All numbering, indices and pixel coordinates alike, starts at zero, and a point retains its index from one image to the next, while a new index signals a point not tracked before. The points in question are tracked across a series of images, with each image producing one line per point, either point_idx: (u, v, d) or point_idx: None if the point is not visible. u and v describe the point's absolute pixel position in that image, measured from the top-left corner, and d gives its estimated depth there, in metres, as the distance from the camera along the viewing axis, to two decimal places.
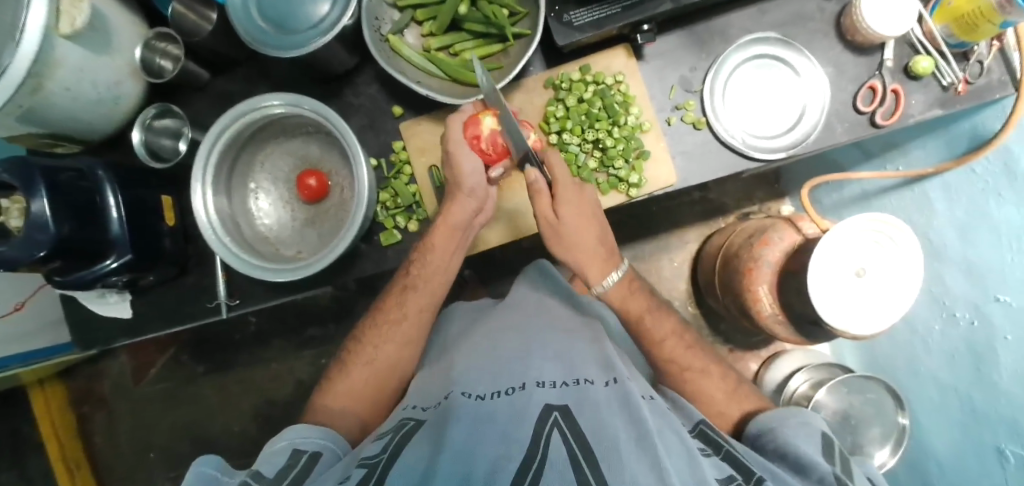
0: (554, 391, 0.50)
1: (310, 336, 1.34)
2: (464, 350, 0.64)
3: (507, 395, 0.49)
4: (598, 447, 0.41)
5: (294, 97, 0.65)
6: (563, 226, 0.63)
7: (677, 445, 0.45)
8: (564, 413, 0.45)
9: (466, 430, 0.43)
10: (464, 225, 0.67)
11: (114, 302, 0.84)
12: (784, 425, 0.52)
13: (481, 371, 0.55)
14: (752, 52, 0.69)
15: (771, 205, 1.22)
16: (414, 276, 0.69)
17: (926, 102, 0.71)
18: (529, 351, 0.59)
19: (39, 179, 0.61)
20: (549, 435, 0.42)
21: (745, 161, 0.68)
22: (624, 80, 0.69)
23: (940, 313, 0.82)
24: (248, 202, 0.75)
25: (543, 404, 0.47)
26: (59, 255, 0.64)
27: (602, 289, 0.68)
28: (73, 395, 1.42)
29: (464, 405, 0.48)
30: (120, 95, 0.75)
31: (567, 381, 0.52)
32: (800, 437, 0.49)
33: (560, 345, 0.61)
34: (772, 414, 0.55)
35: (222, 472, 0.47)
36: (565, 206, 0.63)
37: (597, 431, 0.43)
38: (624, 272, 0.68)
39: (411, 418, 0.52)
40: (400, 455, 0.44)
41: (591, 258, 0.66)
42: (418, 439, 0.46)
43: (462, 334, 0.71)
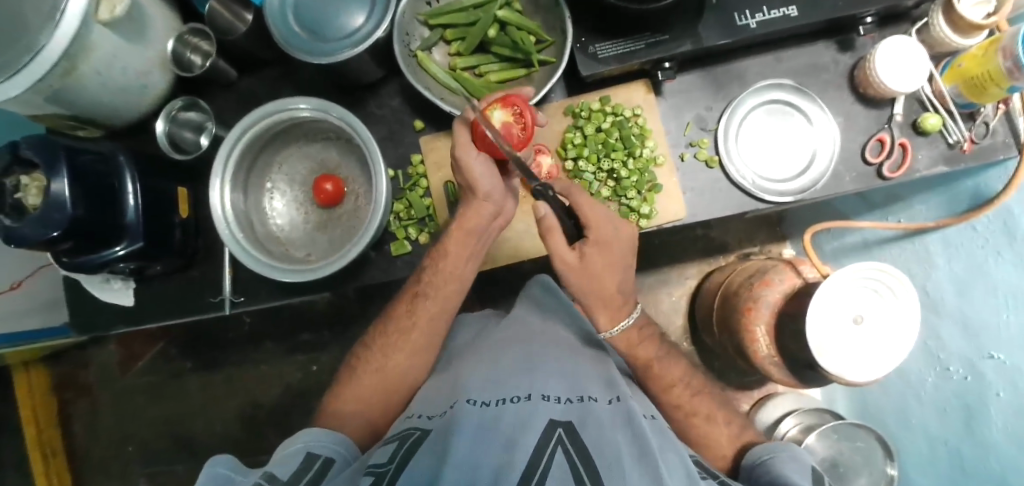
0: (558, 407, 0.50)
1: (304, 340, 1.33)
2: (470, 361, 0.64)
3: (512, 405, 0.50)
4: (601, 467, 0.41)
5: (321, 103, 0.66)
6: (587, 268, 0.60)
7: (679, 466, 0.45)
8: (568, 430, 0.46)
9: (471, 437, 0.44)
10: (480, 231, 0.66)
11: (117, 289, 0.84)
12: (778, 458, 0.53)
13: (486, 381, 0.56)
14: (766, 97, 0.71)
15: (772, 247, 1.23)
16: (425, 283, 0.69)
17: (932, 157, 0.73)
18: (535, 366, 0.59)
19: (62, 162, 0.62)
20: (553, 451, 0.42)
21: (754, 202, 0.69)
22: (642, 114, 0.70)
23: (934, 366, 0.82)
24: (263, 201, 0.75)
25: (547, 419, 0.47)
26: (72, 236, 0.64)
27: (609, 335, 0.66)
28: (58, 380, 1.41)
29: (470, 413, 0.48)
30: (146, 85, 0.77)
31: (571, 398, 0.53)
32: (792, 469, 0.50)
33: (565, 363, 0.61)
34: (767, 447, 0.56)
35: (234, 472, 0.49)
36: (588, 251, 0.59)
37: (600, 450, 0.43)
38: (634, 320, 0.66)
39: (416, 426, 0.52)
40: (405, 464, 0.44)
41: (605, 305, 0.63)
42: (422, 448, 0.46)
43: (468, 348, 0.72)
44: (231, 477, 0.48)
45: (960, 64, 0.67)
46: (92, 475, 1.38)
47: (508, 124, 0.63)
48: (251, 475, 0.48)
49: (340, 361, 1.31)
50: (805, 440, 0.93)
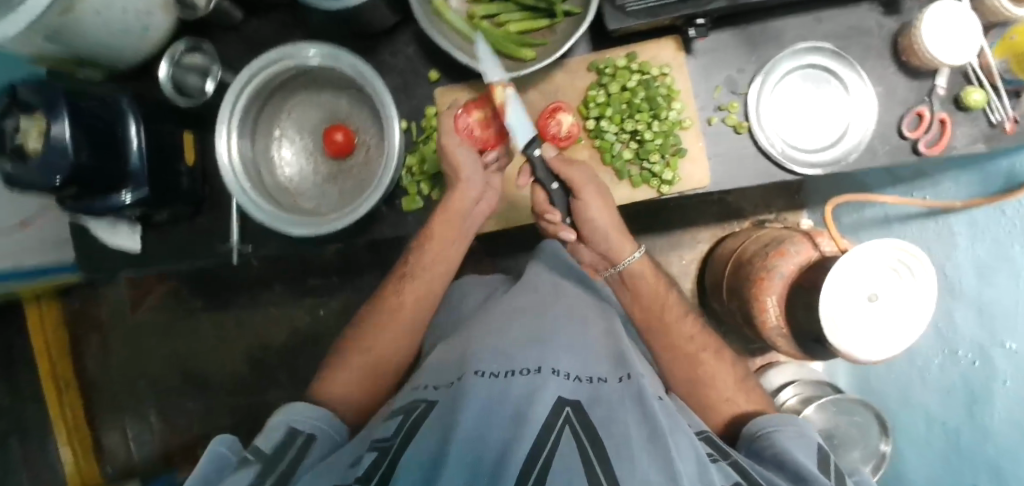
0: (568, 384, 0.49)
1: (312, 286, 1.34)
2: (479, 326, 0.64)
3: (521, 377, 0.49)
4: (610, 449, 0.40)
5: (332, 50, 0.63)
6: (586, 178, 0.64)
7: (689, 447, 0.44)
8: (576, 409, 0.45)
9: (477, 416, 0.43)
10: (468, 211, 0.66)
11: (124, 235, 0.82)
12: (783, 432, 0.53)
13: (494, 352, 0.55)
14: (804, 61, 0.67)
15: (788, 215, 1.21)
16: (413, 265, 0.69)
17: (970, 135, 0.69)
18: (544, 337, 0.58)
19: (61, 104, 0.60)
20: (561, 432, 0.42)
21: (781, 173, 0.66)
22: (670, 73, 0.67)
23: (943, 349, 0.82)
24: (271, 150, 0.73)
25: (555, 395, 0.46)
26: (75, 182, 0.63)
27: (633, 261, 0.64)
28: (71, 316, 1.43)
29: (476, 386, 0.48)
30: (148, 26, 0.73)
31: (582, 376, 0.52)
32: (799, 448, 0.50)
33: (575, 334, 0.60)
34: (770, 419, 0.56)
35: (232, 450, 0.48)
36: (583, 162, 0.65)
37: (608, 429, 0.43)
38: (642, 254, 0.65)
39: (423, 398, 0.52)
40: (411, 440, 0.44)
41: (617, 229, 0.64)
42: (430, 421, 0.46)
43: (474, 314, 0.71)
44: (220, 452, 0.48)
45: (1013, 36, 0.63)
46: (105, 409, 1.42)
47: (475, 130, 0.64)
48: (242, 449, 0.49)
49: (347, 309, 1.33)
50: (806, 412, 0.93)
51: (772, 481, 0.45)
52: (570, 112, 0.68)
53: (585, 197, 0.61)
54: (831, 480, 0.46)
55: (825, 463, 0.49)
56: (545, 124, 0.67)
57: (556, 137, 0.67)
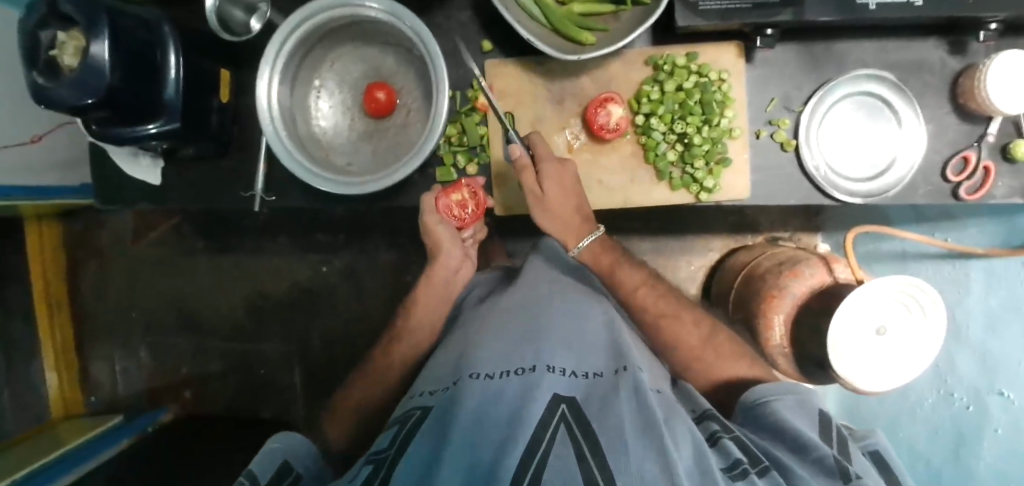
0: (564, 380, 0.50)
1: (319, 239, 1.34)
2: (479, 324, 0.64)
3: (517, 376, 0.50)
4: (602, 440, 0.41)
5: (393, 7, 0.61)
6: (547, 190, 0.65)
7: (687, 434, 0.45)
8: (572, 406, 0.46)
9: (475, 417, 0.44)
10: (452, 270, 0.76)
11: (146, 167, 0.82)
12: (781, 401, 0.55)
13: (493, 349, 0.55)
14: (864, 88, 0.66)
15: (803, 236, 1.21)
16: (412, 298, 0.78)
17: (1012, 187, 0.68)
18: (541, 332, 0.58)
19: (102, 18, 0.58)
20: (556, 430, 0.42)
21: (821, 197, 0.66)
22: (728, 79, 0.65)
23: (937, 388, 0.90)
24: (309, 99, 0.72)
25: (552, 393, 0.47)
26: (107, 106, 0.62)
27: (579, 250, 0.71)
28: (71, 239, 1.41)
29: (473, 388, 0.48)
30: None
31: (576, 372, 0.53)
32: (799, 418, 0.52)
33: (571, 327, 0.61)
34: (769, 387, 0.58)
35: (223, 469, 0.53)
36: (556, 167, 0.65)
37: (603, 421, 0.43)
38: (598, 234, 0.70)
39: (418, 405, 0.53)
40: (404, 448, 0.46)
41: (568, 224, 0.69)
42: (427, 425, 0.47)
43: (477, 308, 0.72)
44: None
45: None
46: (98, 334, 1.43)
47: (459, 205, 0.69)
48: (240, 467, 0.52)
49: (351, 266, 1.33)
50: None
51: (776, 458, 0.47)
52: (618, 104, 0.66)
53: (547, 171, 0.64)
54: (831, 445, 0.49)
55: (825, 427, 0.52)
56: (593, 113, 0.66)
57: (605, 128, 0.66)
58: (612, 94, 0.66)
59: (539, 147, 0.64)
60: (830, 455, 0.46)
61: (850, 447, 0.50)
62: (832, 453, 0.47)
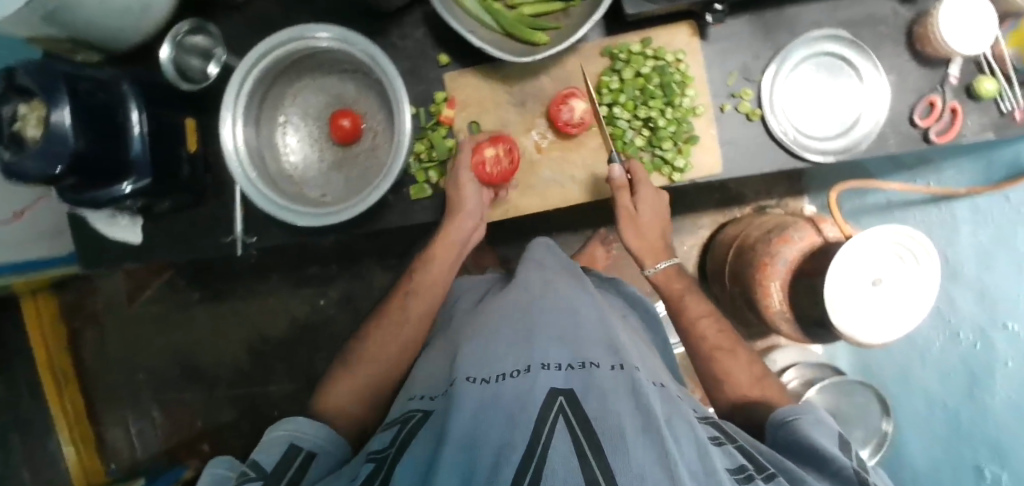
0: (559, 376, 0.50)
1: (313, 272, 1.34)
2: (471, 330, 0.64)
3: (512, 380, 0.50)
4: (602, 435, 0.40)
5: (342, 33, 0.61)
6: (639, 215, 0.66)
7: (688, 434, 0.45)
8: (569, 399, 0.46)
9: (472, 418, 0.44)
10: (462, 241, 0.70)
11: (124, 226, 0.82)
12: (803, 419, 0.53)
13: (483, 357, 0.55)
14: (820, 48, 0.66)
15: (790, 201, 1.22)
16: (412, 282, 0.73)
17: (981, 124, 0.69)
18: (533, 334, 0.59)
19: (62, 90, 0.58)
20: (555, 421, 0.42)
21: (794, 161, 0.66)
22: (684, 59, 0.66)
23: (944, 330, 0.83)
24: (276, 136, 0.72)
25: (549, 389, 0.47)
26: (76, 172, 0.62)
27: (651, 273, 0.71)
28: (67, 309, 1.42)
29: (468, 393, 0.48)
30: (148, 4, 0.70)
31: (574, 364, 0.52)
32: (819, 432, 0.51)
33: (564, 326, 0.61)
34: (790, 408, 0.56)
35: (231, 471, 0.53)
36: (642, 187, 0.65)
37: (602, 418, 0.43)
38: (675, 262, 0.71)
39: (417, 408, 0.53)
40: (406, 447, 0.46)
41: (647, 247, 0.69)
42: (426, 429, 0.47)
43: (472, 312, 0.71)
44: (226, 473, 0.53)
45: None
46: (105, 399, 1.42)
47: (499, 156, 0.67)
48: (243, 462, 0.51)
49: (347, 295, 1.32)
50: (805, 395, 0.96)
51: (789, 465, 0.46)
52: (581, 98, 0.66)
53: (644, 194, 0.65)
54: (853, 462, 0.47)
55: (846, 448, 0.50)
56: (557, 111, 0.66)
57: (570, 122, 0.66)
58: (573, 89, 0.67)
59: (639, 171, 0.65)
60: (851, 469, 0.45)
61: (871, 471, 0.48)
62: (851, 464, 0.46)
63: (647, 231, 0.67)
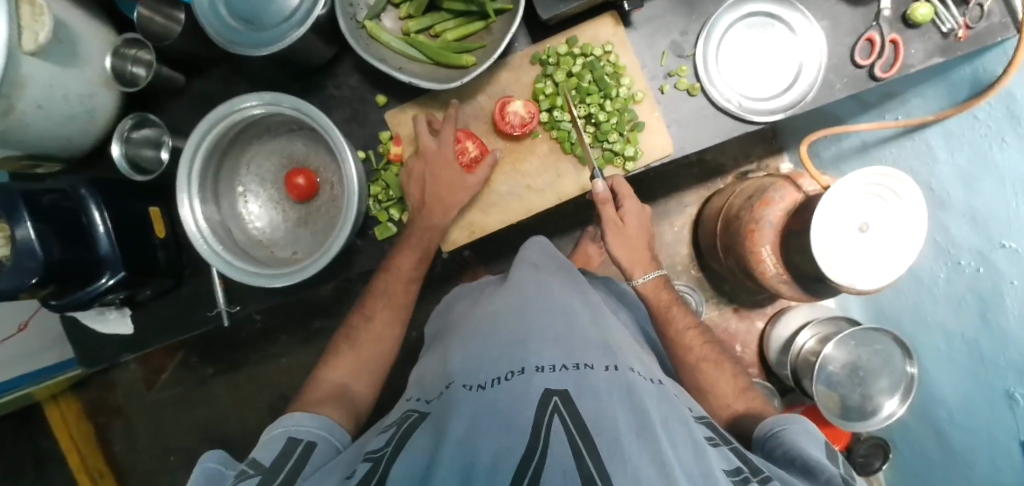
0: (554, 375, 0.47)
1: (315, 328, 1.33)
2: (459, 335, 0.62)
3: (506, 382, 0.47)
4: (599, 439, 0.38)
5: (272, 96, 0.63)
6: (625, 225, 0.73)
7: (683, 435, 0.43)
8: (564, 397, 0.43)
9: (468, 421, 0.42)
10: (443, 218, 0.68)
11: (114, 319, 0.83)
12: (791, 429, 0.53)
13: (479, 359, 0.53)
14: (745, 10, 0.67)
15: (770, 161, 1.21)
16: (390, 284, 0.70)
17: (926, 50, 0.68)
18: (530, 333, 0.56)
19: (22, 206, 0.59)
20: (550, 423, 0.39)
21: (742, 126, 0.66)
22: (613, 50, 0.66)
23: (946, 262, 0.80)
24: (238, 207, 0.73)
25: (543, 388, 0.44)
26: (52, 281, 0.63)
27: (638, 283, 0.75)
28: (89, 406, 1.42)
29: (464, 399, 0.46)
30: (93, 108, 0.72)
31: (567, 365, 0.49)
32: (808, 441, 0.50)
33: (560, 324, 0.58)
34: (777, 419, 0.56)
35: (223, 464, 0.49)
36: (627, 202, 0.72)
37: (598, 419, 0.40)
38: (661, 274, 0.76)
39: (414, 409, 0.52)
40: (402, 449, 0.43)
41: (635, 259, 0.74)
42: (419, 433, 0.45)
43: (465, 314, 0.70)
44: (220, 469, 0.48)
45: None
46: None
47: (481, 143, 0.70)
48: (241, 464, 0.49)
49: None
50: (822, 352, 0.94)
51: (778, 472, 0.45)
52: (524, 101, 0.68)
53: (627, 208, 0.73)
54: (841, 470, 0.47)
55: (833, 458, 0.49)
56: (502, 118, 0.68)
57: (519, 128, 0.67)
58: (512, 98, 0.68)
59: (623, 187, 0.70)
60: (839, 476, 0.44)
61: (859, 478, 0.47)
62: (840, 472, 0.45)
63: (633, 243, 0.74)
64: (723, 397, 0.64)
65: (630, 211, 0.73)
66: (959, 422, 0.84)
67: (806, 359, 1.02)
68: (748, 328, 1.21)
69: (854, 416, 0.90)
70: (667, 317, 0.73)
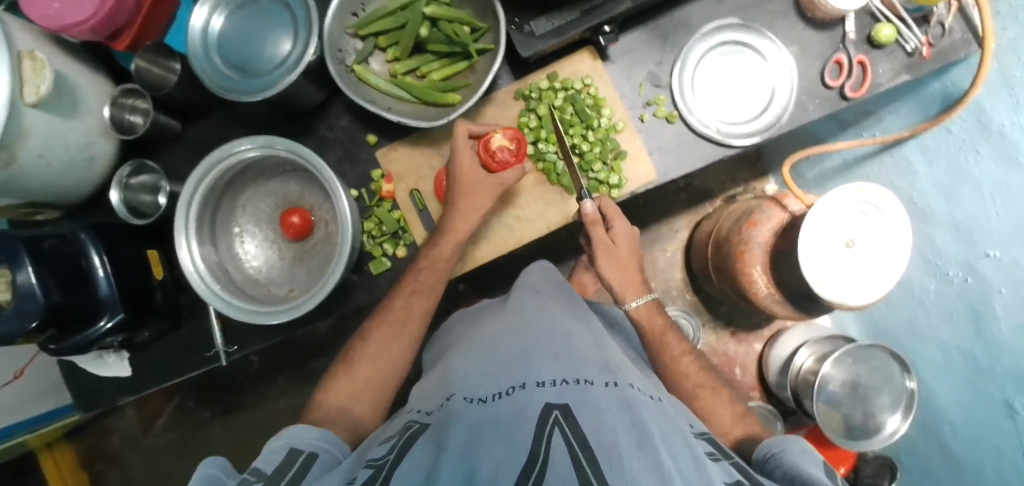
0: (554, 390, 0.47)
1: (314, 367, 1.33)
2: (459, 355, 0.62)
3: (507, 397, 0.47)
4: (598, 450, 0.38)
5: (267, 139, 0.65)
6: (618, 246, 0.73)
7: (683, 448, 0.44)
8: (564, 411, 0.43)
9: (468, 433, 0.41)
10: (452, 244, 0.68)
11: (112, 363, 0.82)
12: (789, 449, 0.53)
13: (480, 377, 0.53)
14: (717, 39, 0.70)
15: (756, 184, 1.24)
16: (388, 313, 0.69)
17: (893, 69, 0.71)
18: (530, 354, 0.56)
19: (23, 252, 0.61)
20: (551, 434, 0.40)
21: (723, 149, 0.69)
22: (593, 83, 0.69)
23: (935, 273, 0.81)
24: (235, 247, 0.74)
25: (542, 403, 0.45)
26: (49, 324, 0.63)
27: (632, 307, 0.75)
28: (83, 455, 1.40)
29: (465, 412, 0.45)
30: (93, 156, 0.74)
31: (567, 381, 0.50)
32: (804, 459, 0.50)
33: (559, 345, 0.59)
34: (775, 441, 0.56)
35: (224, 471, 0.44)
36: (618, 221, 0.72)
37: (598, 432, 0.41)
38: (653, 298, 0.76)
39: (416, 419, 0.50)
40: (406, 454, 0.42)
41: (628, 283, 0.74)
42: (423, 439, 0.44)
43: (465, 334, 0.71)
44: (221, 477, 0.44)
45: None
46: None
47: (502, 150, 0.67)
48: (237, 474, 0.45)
49: None
50: (821, 370, 0.95)
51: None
52: (502, 133, 0.68)
53: (619, 230, 0.72)
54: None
55: (831, 475, 0.49)
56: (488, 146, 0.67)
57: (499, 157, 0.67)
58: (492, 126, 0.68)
59: (610, 208, 0.70)
60: None
61: None
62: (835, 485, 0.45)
63: (624, 265, 0.74)
64: (722, 424, 0.64)
65: (621, 231, 0.73)
66: (963, 434, 0.84)
67: (806, 378, 1.02)
68: (746, 350, 1.22)
69: (858, 435, 0.90)
70: (659, 343, 0.73)
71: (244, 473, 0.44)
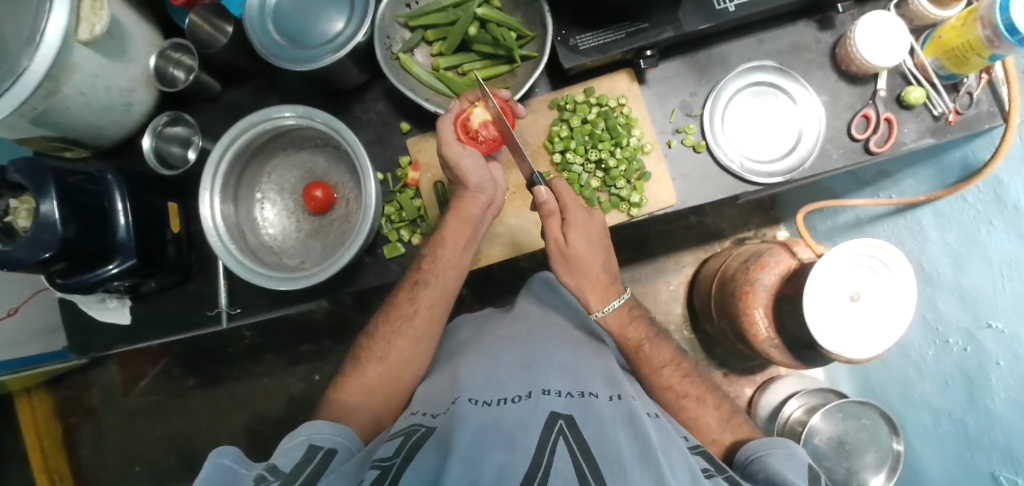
0: (560, 400, 0.48)
1: (304, 350, 1.33)
2: (467, 357, 0.63)
3: (513, 404, 0.47)
4: (602, 463, 0.39)
5: (306, 110, 0.66)
6: (569, 249, 0.63)
7: (681, 462, 0.44)
8: (569, 422, 0.44)
9: (474, 435, 0.42)
10: (479, 220, 0.68)
11: (113, 308, 0.83)
12: (773, 454, 0.53)
13: (484, 380, 0.53)
14: (750, 80, 0.72)
15: (767, 230, 1.25)
16: (400, 306, 0.70)
17: (918, 131, 0.72)
18: (537, 361, 0.57)
19: (50, 183, 0.61)
20: (555, 444, 0.41)
21: (743, 185, 0.70)
22: (627, 103, 0.71)
23: (934, 338, 0.82)
24: (254, 211, 0.75)
25: (548, 411, 0.46)
26: (64, 257, 0.64)
27: (602, 315, 0.68)
28: (62, 405, 1.40)
29: (469, 413, 0.46)
30: (131, 103, 0.76)
31: (573, 392, 0.51)
32: (787, 466, 0.50)
33: (565, 357, 0.59)
34: (760, 443, 0.56)
35: (238, 463, 0.46)
36: (573, 216, 0.62)
37: (602, 445, 0.42)
38: (625, 300, 0.69)
39: (421, 422, 0.51)
40: (413, 457, 0.43)
41: (593, 287, 0.66)
42: (431, 444, 0.45)
43: (473, 337, 0.72)
44: (234, 467, 0.45)
45: (940, 35, 0.67)
46: None
47: (485, 123, 0.65)
48: (257, 466, 0.46)
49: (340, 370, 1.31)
50: (810, 421, 0.95)
51: None
52: (481, 106, 0.65)
53: (574, 222, 0.63)
54: None
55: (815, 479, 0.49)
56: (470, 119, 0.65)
57: (483, 136, 0.65)
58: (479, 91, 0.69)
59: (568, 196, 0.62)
60: None
61: None
62: None
63: (582, 269, 0.64)
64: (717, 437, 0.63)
65: (576, 223, 0.62)
66: None
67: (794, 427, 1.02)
68: (737, 393, 1.22)
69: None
70: (637, 358, 0.68)
71: (260, 471, 0.45)
